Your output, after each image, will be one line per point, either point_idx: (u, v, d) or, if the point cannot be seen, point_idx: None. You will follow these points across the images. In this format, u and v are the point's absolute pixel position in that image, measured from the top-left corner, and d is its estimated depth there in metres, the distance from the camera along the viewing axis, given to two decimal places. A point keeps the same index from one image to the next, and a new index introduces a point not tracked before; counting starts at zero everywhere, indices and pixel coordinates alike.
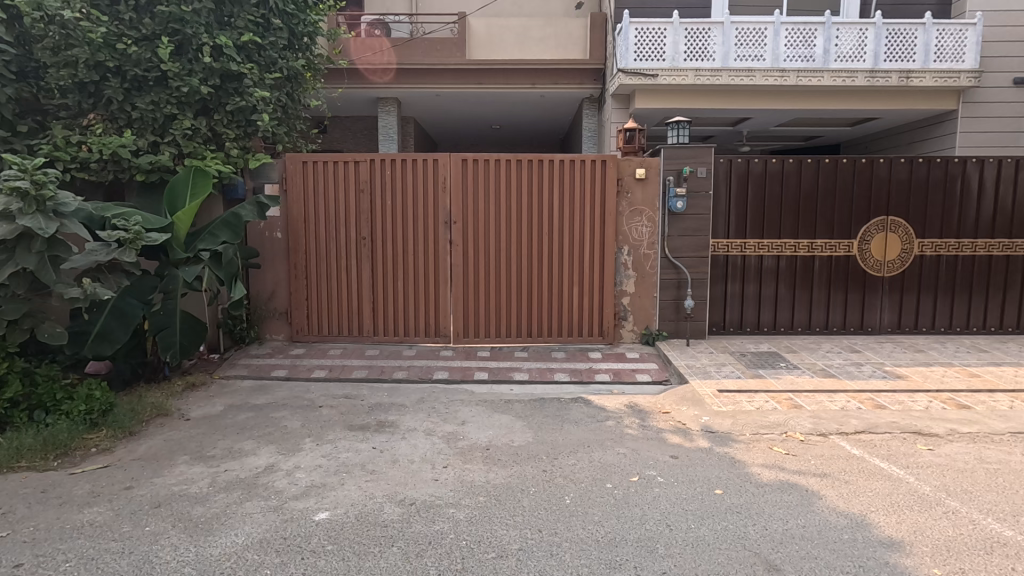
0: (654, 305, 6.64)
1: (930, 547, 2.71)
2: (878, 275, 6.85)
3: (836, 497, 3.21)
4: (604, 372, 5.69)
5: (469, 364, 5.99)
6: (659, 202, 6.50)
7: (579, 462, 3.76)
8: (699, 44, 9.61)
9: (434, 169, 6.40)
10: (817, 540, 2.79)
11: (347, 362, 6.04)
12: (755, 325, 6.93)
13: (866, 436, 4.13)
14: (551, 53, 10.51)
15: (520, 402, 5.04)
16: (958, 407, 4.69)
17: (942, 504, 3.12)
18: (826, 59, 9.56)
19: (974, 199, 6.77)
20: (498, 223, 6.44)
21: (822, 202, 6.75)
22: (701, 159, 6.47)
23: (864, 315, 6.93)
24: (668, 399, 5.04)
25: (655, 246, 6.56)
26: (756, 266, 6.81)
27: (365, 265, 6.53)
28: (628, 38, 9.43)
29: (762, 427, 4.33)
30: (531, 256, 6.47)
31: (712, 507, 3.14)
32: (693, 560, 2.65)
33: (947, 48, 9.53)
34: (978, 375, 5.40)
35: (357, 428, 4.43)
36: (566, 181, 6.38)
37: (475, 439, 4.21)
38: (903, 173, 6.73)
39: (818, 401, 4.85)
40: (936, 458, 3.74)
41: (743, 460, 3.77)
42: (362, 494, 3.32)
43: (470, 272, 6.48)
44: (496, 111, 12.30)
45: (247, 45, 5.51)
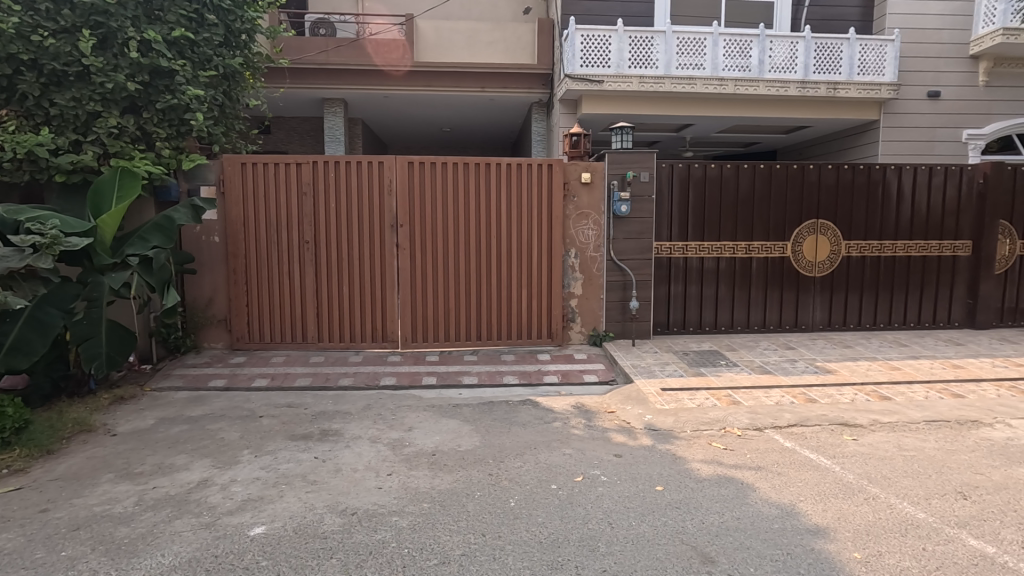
0: (600, 305, 6.77)
1: (852, 532, 2.87)
2: (810, 275, 7.22)
3: (768, 489, 3.35)
4: (552, 373, 5.75)
5: (418, 369, 5.94)
6: (604, 205, 6.63)
7: (525, 465, 3.78)
8: (643, 52, 9.87)
9: (380, 171, 6.31)
10: (750, 531, 2.90)
11: (291, 369, 5.88)
12: (697, 324, 7.16)
13: (797, 429, 4.34)
14: (500, 57, 10.56)
15: (468, 406, 5.02)
16: (880, 398, 5.00)
17: (864, 491, 3.31)
18: (761, 69, 10.01)
19: (895, 203, 7.23)
20: (446, 226, 6.40)
21: (758, 206, 7.06)
22: (645, 164, 6.64)
23: (799, 313, 7.29)
24: (614, 399, 5.15)
25: (601, 249, 6.69)
26: (698, 267, 7.05)
27: (308, 269, 6.36)
28: (575, 44, 9.61)
29: (701, 423, 4.48)
30: (479, 259, 6.47)
31: (653, 503, 3.22)
32: (632, 556, 2.70)
33: (870, 62, 10.19)
34: (898, 368, 5.77)
35: (299, 437, 4.30)
36: (514, 184, 6.41)
37: (422, 444, 4.16)
38: (831, 179, 7.12)
39: (755, 397, 5.06)
40: (860, 447, 3.97)
41: (684, 456, 3.88)
42: (302, 506, 3.22)
43: (418, 277, 6.41)
44: (446, 114, 12.26)
45: (179, 40, 5.28)
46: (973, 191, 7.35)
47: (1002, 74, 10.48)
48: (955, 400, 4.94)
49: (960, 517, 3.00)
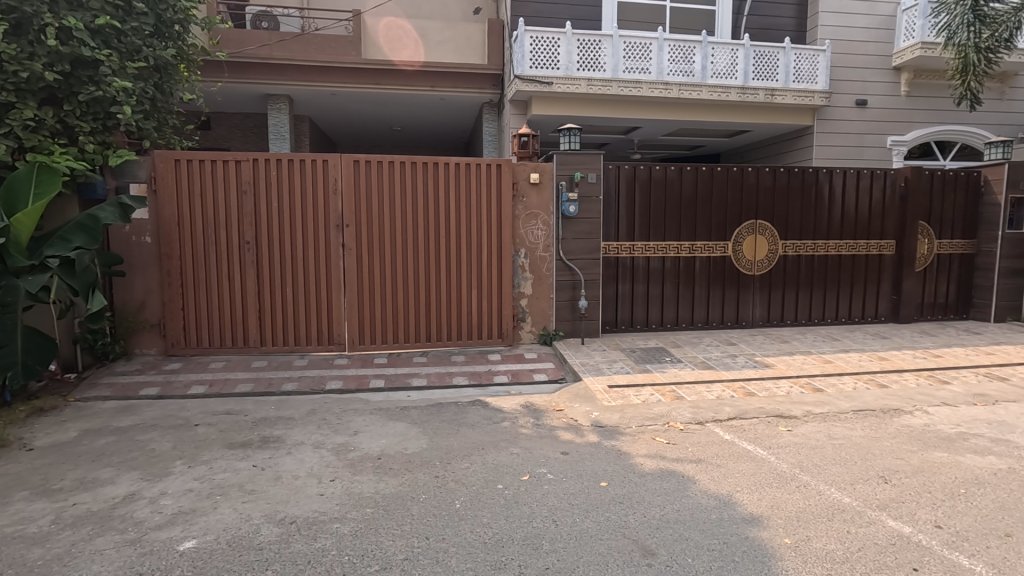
0: (550, 305, 6.83)
1: (783, 519, 2.99)
2: (749, 273, 7.51)
3: (708, 481, 3.46)
4: (502, 373, 5.76)
5: (366, 372, 5.82)
6: (552, 206, 6.69)
7: (472, 466, 3.75)
8: (591, 54, 10.04)
9: (325, 170, 6.14)
10: (689, 522, 2.98)
11: (231, 375, 5.64)
12: (645, 322, 7.34)
13: (736, 422, 4.50)
14: (450, 56, 10.51)
15: (416, 408, 4.95)
16: (813, 390, 5.25)
17: (797, 479, 3.46)
18: (704, 75, 10.34)
19: (827, 205, 7.61)
20: (393, 226, 6.30)
21: (700, 207, 7.29)
22: (592, 165, 6.74)
23: (739, 310, 7.57)
24: (563, 397, 5.19)
25: (550, 249, 6.75)
26: (644, 266, 7.22)
27: (249, 270, 6.12)
28: (523, 46, 9.67)
29: (646, 419, 4.58)
30: (428, 260, 6.40)
31: (597, 499, 3.26)
32: (575, 553, 2.72)
33: (804, 70, 10.70)
34: (830, 362, 6.08)
35: (238, 445, 4.13)
36: (463, 184, 6.38)
37: (367, 449, 4.07)
38: (768, 181, 7.42)
39: (698, 392, 5.21)
40: (794, 437, 4.16)
41: (629, 452, 3.96)
42: (237, 517, 3.09)
43: (364, 278, 6.28)
44: (396, 113, 12.06)
45: (104, 28, 4.98)
46: (896, 194, 7.82)
47: (921, 85, 11.23)
48: (880, 390, 5.24)
49: (882, 500, 3.18)
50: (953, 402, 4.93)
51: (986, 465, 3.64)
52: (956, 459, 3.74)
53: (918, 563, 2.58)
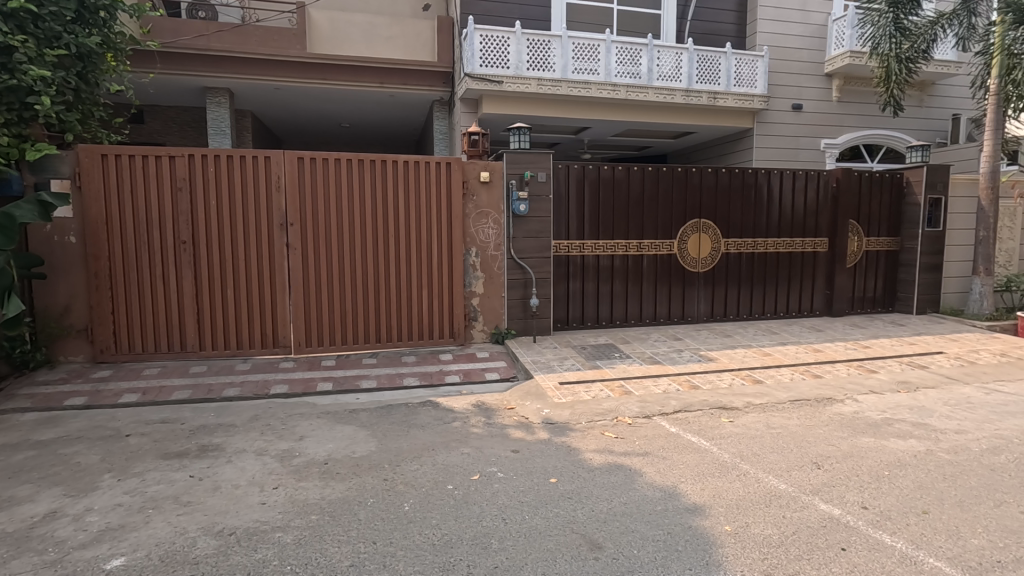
0: (502, 304, 6.84)
1: (724, 506, 3.10)
2: (694, 270, 7.76)
3: (654, 473, 3.55)
4: (454, 373, 5.72)
5: (313, 375, 5.66)
6: (503, 204, 6.70)
7: (422, 467, 3.71)
8: (540, 55, 10.12)
9: (267, 167, 5.93)
10: (635, 514, 3.04)
11: (166, 382, 5.35)
12: (595, 319, 7.46)
13: (681, 414, 4.63)
14: (399, 53, 10.36)
15: (365, 411, 4.86)
16: (753, 381, 5.48)
17: (737, 468, 3.59)
18: (651, 77, 10.59)
19: (765, 204, 7.94)
20: (340, 225, 6.15)
21: (648, 206, 7.46)
22: (542, 164, 6.79)
23: (685, 306, 7.81)
24: (514, 395, 5.20)
25: (501, 248, 6.75)
26: (594, 264, 7.33)
27: (185, 272, 5.83)
28: (473, 44, 9.63)
29: (596, 414, 4.66)
30: (377, 260, 6.28)
31: (546, 495, 3.29)
32: (525, 550, 2.73)
33: (744, 75, 11.12)
34: (769, 354, 6.35)
35: (174, 455, 3.93)
36: (411, 182, 6.29)
37: (313, 453, 3.96)
38: (711, 181, 7.68)
39: (645, 386, 5.34)
40: (735, 428, 4.32)
41: (578, 447, 4.01)
42: (171, 531, 2.93)
43: (310, 279, 6.10)
44: (343, 109, 11.80)
45: (18, 12, 4.63)
46: (829, 194, 8.24)
47: (851, 91, 11.89)
48: (814, 380, 5.52)
49: (814, 484, 3.34)
50: (879, 390, 5.25)
51: (908, 448, 3.89)
52: (882, 443, 3.98)
53: (846, 543, 2.72)
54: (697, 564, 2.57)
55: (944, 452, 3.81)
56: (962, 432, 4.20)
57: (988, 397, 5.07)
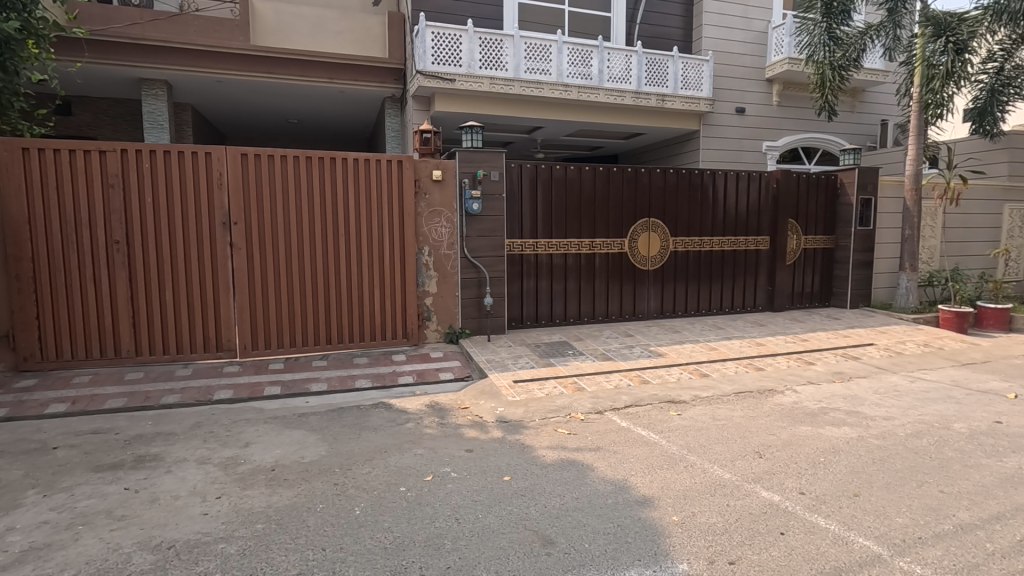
0: (456, 303, 6.82)
1: (672, 497, 3.20)
2: (644, 268, 7.95)
3: (605, 467, 3.61)
4: (407, 374, 5.66)
5: (259, 379, 5.47)
6: (456, 203, 6.67)
7: (373, 470, 3.65)
8: (492, 53, 10.12)
9: (208, 163, 5.68)
10: (587, 508, 3.09)
11: (99, 391, 5.04)
12: (549, 317, 7.53)
13: (632, 409, 4.74)
14: (349, 48, 10.15)
15: (315, 414, 4.73)
16: (700, 375, 5.67)
17: (684, 460, 3.71)
18: (601, 78, 10.76)
19: (711, 204, 8.22)
20: (287, 223, 5.97)
21: (599, 206, 7.59)
22: (494, 163, 6.79)
23: (636, 303, 7.99)
24: (468, 394, 5.19)
25: (454, 247, 6.72)
26: (547, 263, 7.40)
27: (119, 273, 5.52)
28: (425, 41, 9.55)
29: (549, 411, 4.71)
30: (327, 260, 6.13)
31: (500, 494, 3.30)
32: (478, 549, 2.72)
33: (691, 78, 11.47)
34: (715, 349, 6.58)
35: (107, 467, 3.71)
36: (361, 180, 6.17)
37: (260, 460, 3.82)
38: (659, 181, 7.88)
39: (597, 382, 5.44)
40: (683, 421, 4.45)
41: (532, 444, 4.04)
42: (104, 547, 2.77)
43: (256, 280, 5.89)
44: (291, 104, 11.46)
45: None
46: (769, 195, 8.61)
47: (790, 96, 12.46)
48: (757, 373, 5.76)
49: (756, 473, 3.49)
50: (816, 380, 5.53)
51: (841, 435, 4.12)
52: (818, 431, 4.20)
53: (784, 527, 2.86)
54: (646, 554, 2.63)
55: (874, 438, 4.06)
56: (889, 418, 4.48)
57: (913, 385, 5.43)
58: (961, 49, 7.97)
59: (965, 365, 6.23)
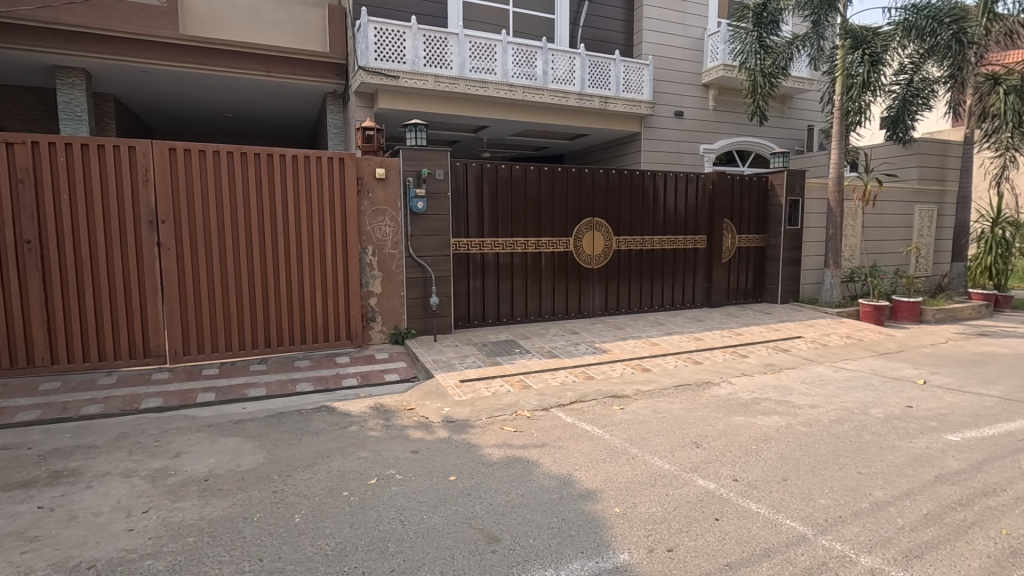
0: (401, 303, 6.73)
1: (614, 489, 3.28)
2: (589, 267, 8.10)
3: (550, 463, 3.66)
4: (351, 376, 5.53)
5: (192, 386, 5.20)
6: (400, 202, 6.57)
7: (315, 475, 3.55)
8: (437, 51, 10.04)
9: (131, 158, 5.35)
10: (533, 504, 3.13)
11: (9, 403, 4.65)
12: (496, 316, 7.56)
13: (577, 404, 4.83)
14: (287, 41, 9.81)
15: (252, 420, 4.55)
16: (642, 370, 5.85)
17: (627, 452, 3.81)
18: (546, 79, 10.88)
19: (652, 204, 8.47)
20: (221, 222, 5.70)
21: (545, 205, 7.67)
22: (439, 161, 6.74)
23: (582, 301, 8.13)
24: (414, 395, 5.13)
25: (399, 246, 6.62)
26: (494, 262, 7.41)
27: (30, 276, 5.11)
28: (367, 36, 9.37)
29: (496, 409, 4.72)
30: (265, 261, 5.90)
31: (446, 494, 3.28)
32: (422, 551, 2.70)
33: (632, 82, 11.78)
34: (656, 344, 6.80)
35: (18, 485, 3.43)
36: (301, 178, 5.97)
37: (192, 470, 3.64)
38: (603, 181, 8.05)
39: (543, 379, 5.51)
40: (626, 415, 4.57)
41: (478, 443, 4.04)
42: (13, 572, 2.56)
43: (186, 282, 5.59)
44: (225, 97, 10.96)
45: None
46: (707, 195, 8.97)
47: (725, 101, 13.02)
48: (695, 366, 6.00)
49: (693, 462, 3.63)
50: (749, 372, 5.81)
51: (772, 423, 4.35)
52: (751, 421, 4.41)
53: (719, 513, 2.99)
54: (589, 546, 2.69)
55: (801, 425, 4.30)
56: (815, 406, 4.77)
57: (836, 374, 5.80)
58: (876, 60, 8.58)
59: (882, 355, 6.71)
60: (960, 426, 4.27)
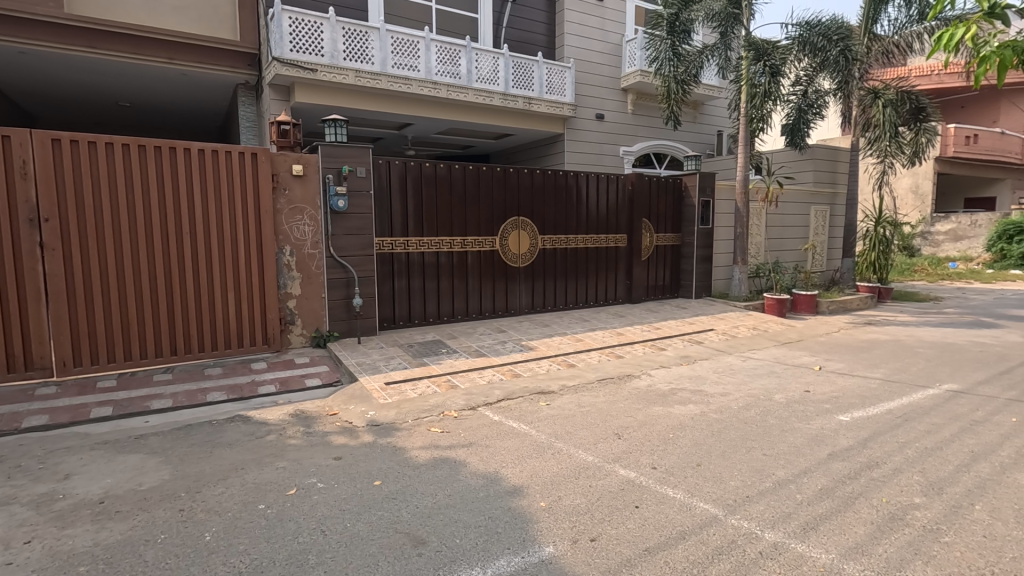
0: (322, 305, 6.49)
1: (540, 484, 3.34)
2: (515, 266, 8.18)
3: (477, 462, 3.67)
4: (269, 383, 5.26)
5: (84, 401, 4.73)
6: (319, 200, 6.33)
7: (228, 489, 3.35)
8: (357, 45, 9.75)
9: (6, 149, 4.79)
10: (459, 504, 3.12)
11: None
12: (422, 316, 7.47)
13: (504, 402, 4.87)
14: (193, 26, 9.17)
15: (156, 435, 4.21)
16: (567, 365, 5.98)
17: (553, 447, 3.88)
18: (470, 78, 10.86)
19: (575, 203, 8.68)
20: (116, 220, 5.24)
21: (470, 204, 7.66)
22: (360, 159, 6.55)
23: (509, 300, 8.20)
24: (337, 400, 4.96)
25: (319, 246, 6.38)
26: (419, 261, 7.31)
27: None
28: (281, 26, 8.94)
29: (422, 411, 4.66)
30: (169, 262, 5.49)
31: (369, 500, 3.19)
32: (345, 560, 2.61)
33: (554, 84, 12.02)
34: (581, 340, 6.98)
35: None
36: (209, 173, 5.61)
37: (84, 493, 3.31)
38: (527, 181, 8.15)
39: (471, 378, 5.50)
40: (552, 410, 4.66)
41: (404, 446, 3.97)
42: None
43: (76, 286, 5.08)
44: (121, 84, 10.07)
45: None
46: (626, 195, 9.31)
47: (643, 105, 13.57)
48: (617, 360, 6.21)
49: (615, 453, 3.76)
50: (667, 364, 6.11)
51: (687, 412, 4.59)
52: (669, 410, 4.63)
53: (639, 501, 3.11)
54: (515, 542, 2.72)
55: (713, 413, 4.58)
56: (725, 394, 5.09)
57: (744, 364, 6.21)
58: (775, 72, 9.27)
59: (784, 344, 7.27)
60: (849, 407, 4.71)
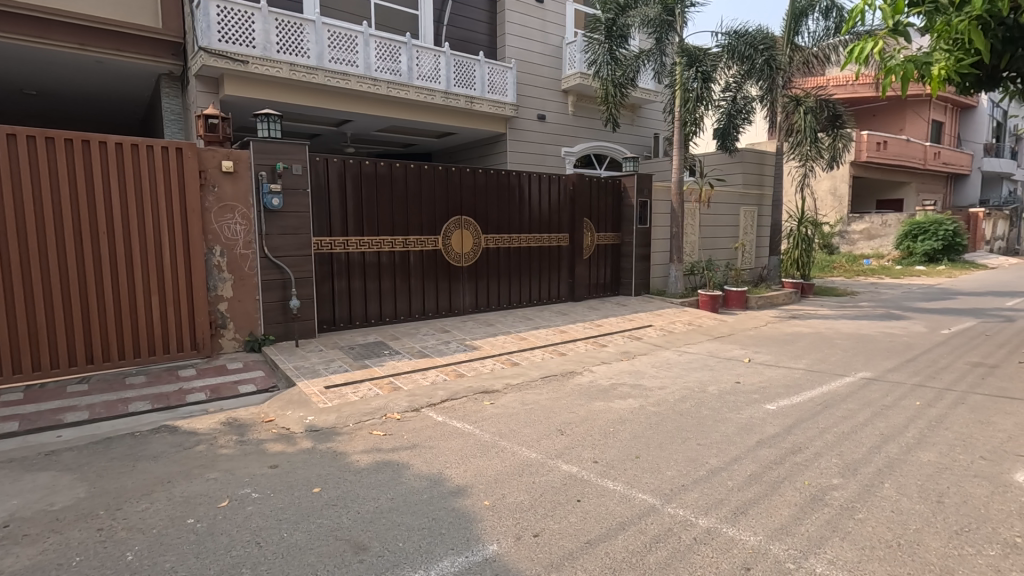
0: (256, 307, 6.22)
1: (484, 483, 3.34)
2: (459, 265, 8.14)
3: (420, 464, 3.63)
4: (198, 391, 4.99)
5: None
6: (251, 198, 6.07)
7: (153, 505, 3.15)
8: (292, 38, 9.41)
9: None
10: (402, 507, 3.07)
11: None
12: (364, 318, 7.30)
13: (448, 402, 4.84)
14: (109, 11, 8.55)
15: (71, 450, 3.90)
16: (511, 364, 6.01)
17: (497, 446, 3.89)
18: (411, 75, 10.71)
19: (518, 203, 8.74)
20: (21, 218, 4.80)
21: (412, 204, 7.55)
22: (295, 156, 6.31)
23: (452, 300, 8.16)
24: (273, 406, 4.77)
25: (251, 246, 6.11)
26: (359, 261, 7.14)
27: None
28: (208, 15, 8.49)
29: (364, 414, 4.56)
30: (84, 263, 5.10)
31: (308, 507, 3.09)
32: (283, 571, 2.52)
33: (496, 83, 12.05)
34: (524, 339, 7.03)
35: None
36: (129, 168, 5.26)
37: None
38: (470, 180, 8.12)
39: (414, 380, 5.43)
40: (496, 409, 4.68)
41: (345, 451, 3.87)
42: None
43: None
44: (26, 71, 9.26)
45: None
46: (567, 194, 9.46)
47: (583, 107, 13.82)
48: (559, 358, 6.30)
49: (558, 449, 3.82)
50: (608, 361, 6.25)
51: (627, 406, 4.72)
52: (609, 405, 4.75)
53: (581, 495, 3.18)
54: (459, 542, 2.71)
55: (652, 406, 4.73)
56: (662, 387, 5.28)
57: (680, 358, 6.46)
58: (706, 78, 9.68)
59: (717, 339, 7.61)
60: (775, 396, 4.99)
